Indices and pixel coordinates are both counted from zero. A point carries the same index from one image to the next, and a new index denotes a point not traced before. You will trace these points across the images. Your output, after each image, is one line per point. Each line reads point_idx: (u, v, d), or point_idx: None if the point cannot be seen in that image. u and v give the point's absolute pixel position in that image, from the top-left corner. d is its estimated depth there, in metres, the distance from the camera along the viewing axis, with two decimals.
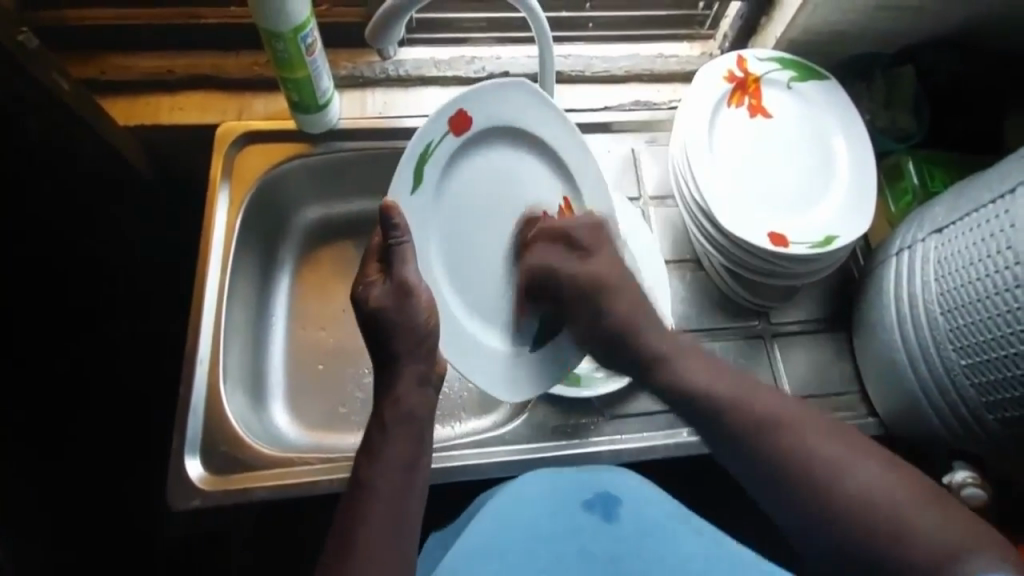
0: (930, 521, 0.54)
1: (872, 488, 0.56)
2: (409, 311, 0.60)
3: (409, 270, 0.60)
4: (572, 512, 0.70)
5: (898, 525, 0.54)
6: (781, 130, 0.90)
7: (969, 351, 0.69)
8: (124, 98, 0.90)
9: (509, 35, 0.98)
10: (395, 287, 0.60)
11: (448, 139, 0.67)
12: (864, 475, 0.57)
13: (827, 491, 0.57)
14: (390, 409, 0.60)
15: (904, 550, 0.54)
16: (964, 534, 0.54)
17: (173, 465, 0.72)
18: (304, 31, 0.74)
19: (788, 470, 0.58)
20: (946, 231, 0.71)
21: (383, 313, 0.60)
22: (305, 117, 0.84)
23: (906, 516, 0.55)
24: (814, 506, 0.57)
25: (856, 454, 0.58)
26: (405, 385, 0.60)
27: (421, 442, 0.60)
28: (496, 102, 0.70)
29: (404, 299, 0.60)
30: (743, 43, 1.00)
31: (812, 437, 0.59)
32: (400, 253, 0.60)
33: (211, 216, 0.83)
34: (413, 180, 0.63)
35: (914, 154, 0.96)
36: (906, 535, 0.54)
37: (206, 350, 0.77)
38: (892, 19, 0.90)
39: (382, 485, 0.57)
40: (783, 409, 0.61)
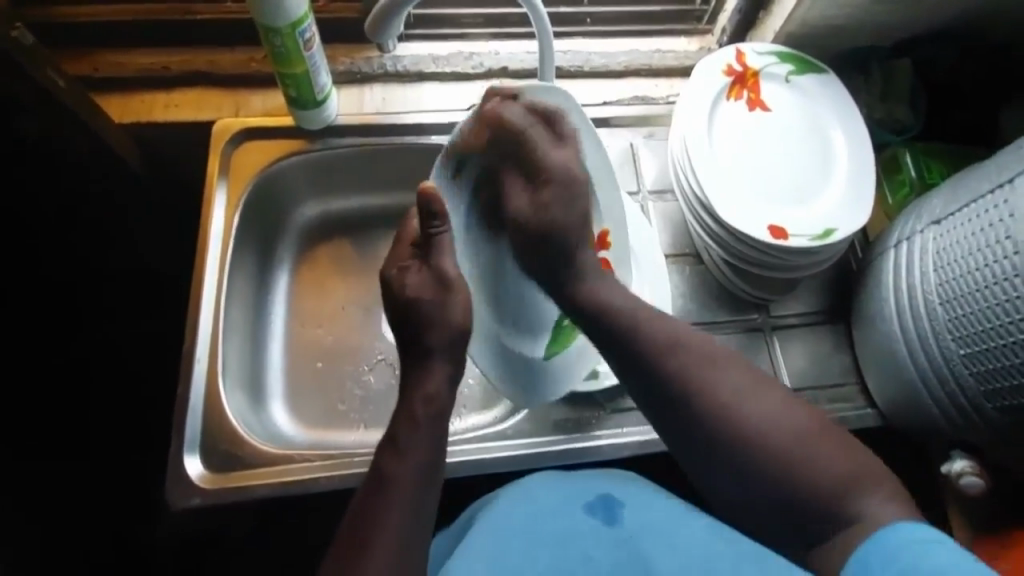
0: (826, 458, 0.59)
1: (776, 426, 0.60)
2: (444, 304, 0.62)
3: (446, 259, 0.62)
4: (574, 513, 0.67)
5: (800, 473, 0.58)
6: (780, 124, 0.89)
7: (969, 341, 0.69)
8: (120, 95, 0.90)
9: (507, 30, 0.98)
10: (432, 274, 0.63)
11: (497, 139, 0.66)
12: (767, 412, 0.60)
13: (733, 437, 0.60)
14: (422, 405, 0.60)
15: (802, 484, 0.58)
16: (852, 468, 0.59)
17: (173, 464, 0.72)
18: (302, 27, 0.73)
19: (701, 411, 0.61)
20: (944, 222, 0.71)
21: (421, 301, 0.62)
22: (303, 113, 0.84)
23: (809, 454, 0.59)
24: (721, 450, 0.60)
25: (764, 392, 0.62)
26: (434, 382, 0.61)
27: (443, 438, 0.61)
28: (553, 116, 0.69)
29: (441, 293, 0.62)
30: (741, 38, 1.00)
31: (723, 375, 0.62)
32: (438, 241, 0.62)
33: (209, 213, 0.83)
34: (455, 166, 0.65)
35: (912, 147, 0.96)
36: (805, 469, 0.58)
37: (205, 347, 0.77)
38: (888, 13, 0.90)
39: (405, 483, 0.57)
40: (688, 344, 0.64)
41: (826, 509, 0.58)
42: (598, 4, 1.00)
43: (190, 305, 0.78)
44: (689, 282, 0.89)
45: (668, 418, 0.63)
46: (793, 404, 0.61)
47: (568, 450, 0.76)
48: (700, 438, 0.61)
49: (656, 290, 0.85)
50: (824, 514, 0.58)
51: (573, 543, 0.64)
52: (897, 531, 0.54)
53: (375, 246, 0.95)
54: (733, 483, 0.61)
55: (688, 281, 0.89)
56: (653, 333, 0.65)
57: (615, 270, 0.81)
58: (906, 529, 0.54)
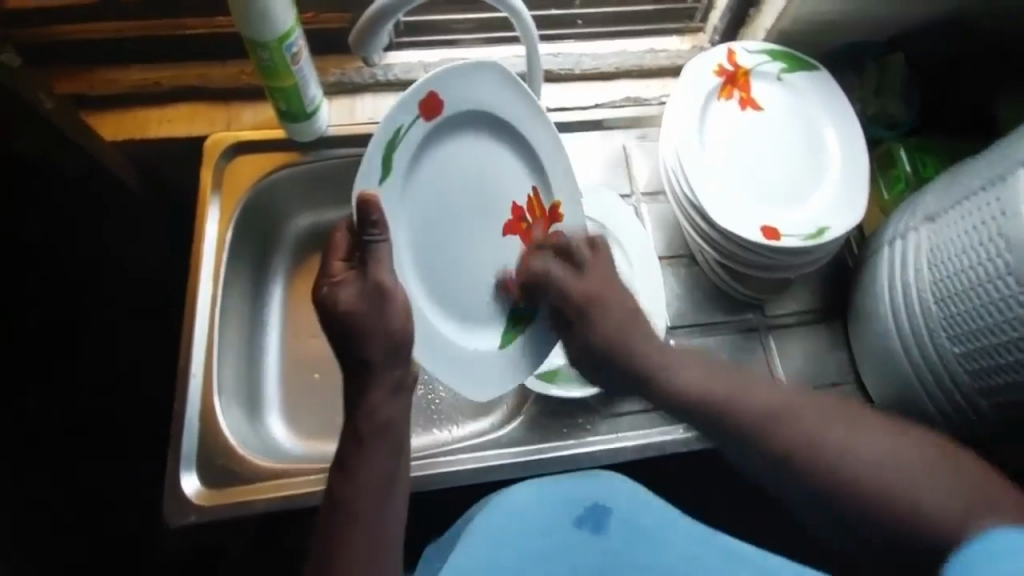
0: (934, 490, 0.53)
1: (881, 467, 0.55)
2: (383, 316, 0.58)
3: (384, 271, 0.58)
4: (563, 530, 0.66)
5: (902, 504, 0.53)
6: (773, 123, 0.89)
7: (962, 339, 0.69)
8: (114, 112, 0.90)
9: (498, 35, 0.98)
10: (369, 287, 0.58)
11: (418, 125, 0.64)
12: (877, 450, 0.56)
13: (832, 471, 0.56)
14: (364, 422, 0.59)
15: (907, 517, 0.53)
16: (971, 497, 0.52)
17: (170, 481, 0.72)
18: (289, 40, 0.74)
19: (791, 450, 0.58)
20: (938, 219, 0.71)
21: (356, 317, 0.58)
22: (293, 126, 0.84)
23: (915, 490, 0.53)
24: (813, 479, 0.57)
25: (865, 429, 0.58)
26: (377, 396, 0.60)
27: (395, 452, 0.60)
28: (466, 87, 0.68)
29: (379, 301, 0.58)
30: (732, 36, 0.99)
31: (810, 407, 0.60)
32: (377, 251, 0.58)
33: (203, 227, 0.83)
34: (384, 167, 0.60)
35: (905, 142, 0.96)
36: (918, 509, 0.53)
37: (200, 363, 0.77)
38: (880, 8, 0.89)
39: (364, 502, 0.57)
40: (786, 402, 0.61)
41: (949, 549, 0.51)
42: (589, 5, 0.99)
43: (185, 323, 0.78)
44: (683, 284, 0.89)
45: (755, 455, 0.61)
46: (901, 437, 0.57)
47: (566, 457, 0.76)
48: (798, 471, 0.58)
49: (648, 294, 0.85)
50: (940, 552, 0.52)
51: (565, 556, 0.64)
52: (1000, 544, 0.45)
53: None
54: (832, 515, 0.57)
55: (682, 283, 0.89)
56: (735, 394, 0.63)
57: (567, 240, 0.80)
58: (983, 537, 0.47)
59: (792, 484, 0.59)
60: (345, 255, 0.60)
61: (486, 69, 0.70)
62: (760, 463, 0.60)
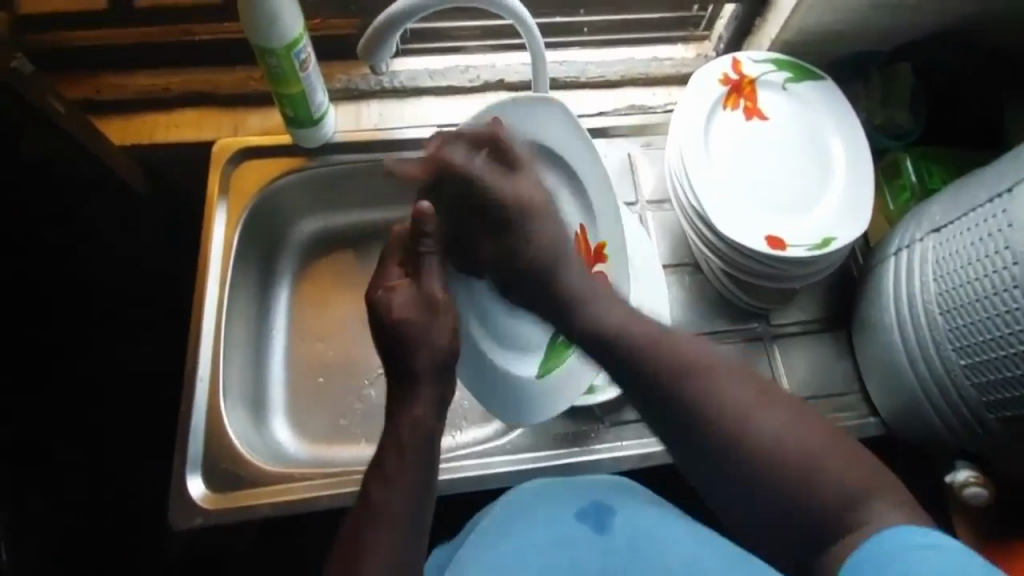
0: (834, 470, 0.52)
1: (784, 439, 0.53)
2: (430, 326, 0.60)
3: (436, 281, 0.62)
4: (564, 523, 0.68)
5: (807, 485, 0.52)
6: (778, 133, 0.90)
7: (968, 351, 0.68)
8: (120, 117, 0.91)
9: (503, 42, 0.99)
10: (421, 297, 0.61)
11: None
12: (774, 421, 0.54)
13: (747, 445, 0.53)
14: (409, 431, 0.58)
15: (810, 497, 0.52)
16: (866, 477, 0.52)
17: (176, 485, 0.72)
18: (297, 48, 0.74)
19: (701, 419, 0.55)
20: (944, 230, 0.71)
21: (404, 323, 0.60)
22: (300, 132, 0.85)
23: (816, 461, 0.52)
24: (711, 448, 0.54)
25: (767, 402, 0.55)
26: (422, 407, 0.59)
27: (431, 463, 0.59)
28: (531, 119, 0.67)
29: (431, 311, 0.61)
30: (738, 45, 1.00)
31: (720, 371, 0.56)
32: (428, 262, 0.62)
33: (210, 231, 0.84)
34: (442, 183, 0.64)
35: (911, 151, 0.96)
36: (813, 481, 0.52)
37: (206, 367, 0.77)
38: (884, 18, 0.90)
39: (394, 517, 0.56)
40: (696, 345, 0.58)
41: (830, 529, 0.52)
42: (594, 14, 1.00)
43: (192, 327, 0.79)
44: (687, 293, 0.89)
45: (659, 420, 0.57)
46: (798, 412, 0.55)
47: (570, 464, 0.76)
48: (697, 435, 0.55)
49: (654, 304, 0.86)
50: (830, 526, 0.52)
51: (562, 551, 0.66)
52: (909, 534, 0.49)
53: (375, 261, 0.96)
54: (722, 485, 0.55)
55: (686, 293, 0.89)
56: (641, 336, 0.59)
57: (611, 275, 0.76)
58: (900, 532, 0.50)
59: (688, 453, 0.56)
60: (400, 260, 0.63)
61: (547, 106, 0.68)
62: (661, 424, 0.57)
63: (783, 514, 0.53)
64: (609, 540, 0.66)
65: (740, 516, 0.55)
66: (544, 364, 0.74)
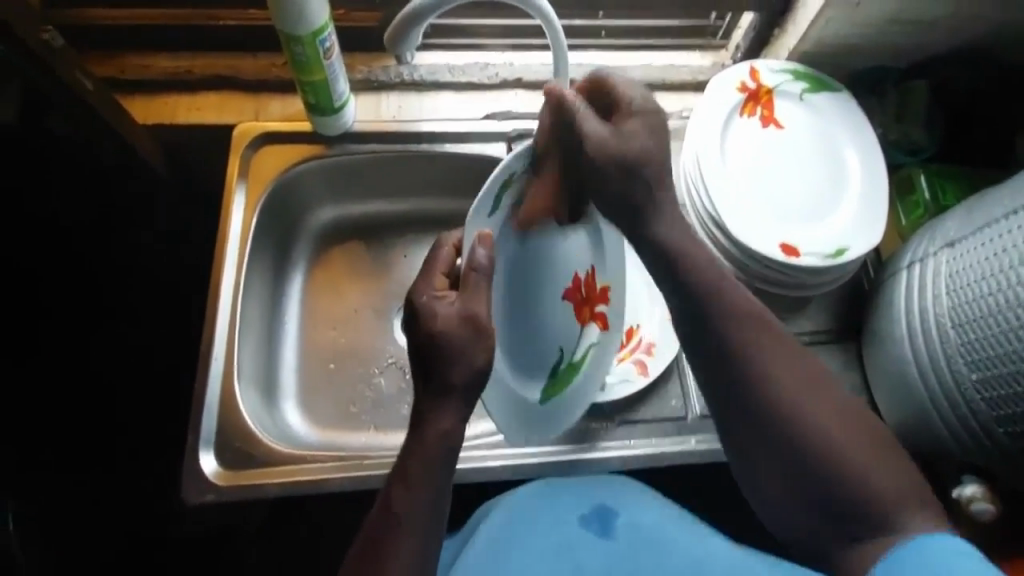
0: (876, 472, 0.56)
1: (836, 437, 0.57)
2: (471, 348, 0.57)
3: (482, 305, 0.58)
4: (569, 525, 0.74)
5: (851, 484, 0.56)
6: (794, 142, 0.90)
7: (980, 365, 0.69)
8: (143, 98, 0.91)
9: (522, 41, 0.99)
10: (465, 316, 0.58)
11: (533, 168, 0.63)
12: (827, 417, 0.58)
13: (805, 441, 0.57)
14: (431, 440, 0.57)
15: (852, 496, 0.56)
16: (903, 484, 0.57)
17: (188, 461, 0.72)
18: (322, 35, 0.75)
19: (763, 403, 0.58)
20: (958, 245, 0.72)
21: (444, 340, 0.57)
22: (321, 119, 0.86)
23: (863, 469, 0.57)
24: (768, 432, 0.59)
25: (826, 399, 0.59)
26: (437, 417, 0.58)
27: (450, 469, 0.58)
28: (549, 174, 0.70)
29: (474, 331, 0.58)
30: (756, 55, 1.01)
31: (781, 357, 0.59)
32: (478, 282, 0.58)
33: (229, 213, 0.85)
34: (493, 203, 0.61)
35: (926, 168, 0.96)
36: (860, 480, 0.56)
37: (221, 346, 0.78)
38: (900, 32, 0.91)
39: (413, 521, 0.56)
40: (768, 323, 0.61)
41: (870, 525, 0.56)
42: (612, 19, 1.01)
43: (207, 308, 0.79)
44: None
45: (721, 394, 0.61)
46: (850, 410, 0.59)
47: (578, 460, 0.76)
48: (765, 428, 0.59)
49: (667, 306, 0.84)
50: (872, 525, 0.56)
51: (567, 555, 0.72)
52: (941, 542, 0.54)
53: (387, 252, 0.96)
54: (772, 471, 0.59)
55: None
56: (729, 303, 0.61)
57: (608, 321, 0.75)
58: (937, 540, 0.54)
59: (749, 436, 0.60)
60: (447, 272, 0.63)
61: None
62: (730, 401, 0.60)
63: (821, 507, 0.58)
64: (611, 544, 0.73)
65: (773, 505, 0.61)
66: (547, 389, 0.74)
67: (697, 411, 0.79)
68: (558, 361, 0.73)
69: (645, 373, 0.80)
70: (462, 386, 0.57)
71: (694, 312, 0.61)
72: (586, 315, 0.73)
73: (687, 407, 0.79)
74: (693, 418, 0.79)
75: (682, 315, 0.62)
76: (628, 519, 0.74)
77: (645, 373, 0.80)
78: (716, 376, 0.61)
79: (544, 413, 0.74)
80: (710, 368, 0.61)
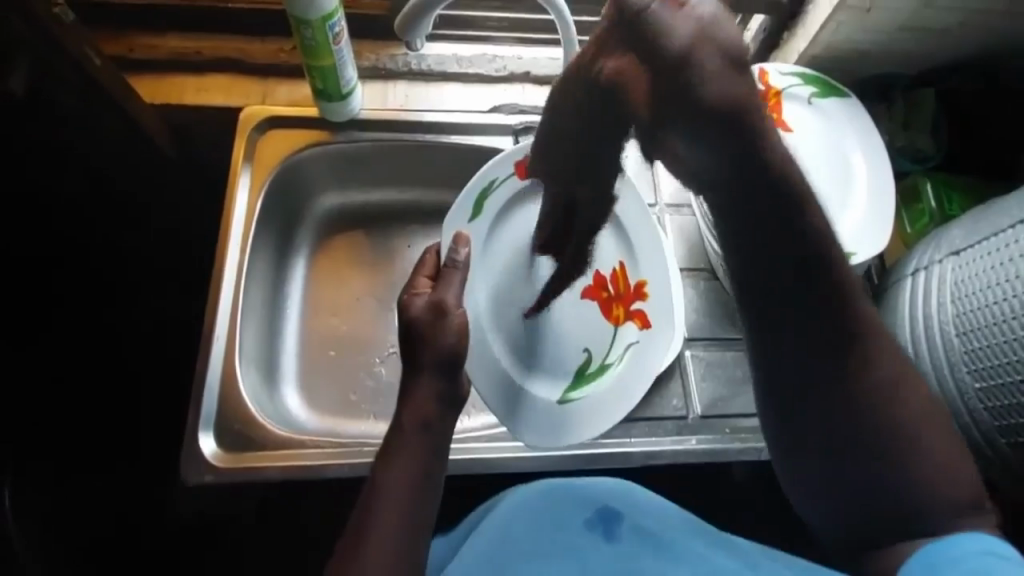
0: (934, 467, 0.55)
1: (901, 428, 0.55)
2: (439, 329, 0.63)
3: (450, 291, 0.66)
4: (572, 527, 0.67)
5: (909, 479, 0.55)
6: (801, 145, 0.90)
7: (984, 374, 0.69)
8: (149, 77, 0.90)
9: (530, 36, 0.99)
10: (434, 303, 0.65)
11: (512, 181, 0.78)
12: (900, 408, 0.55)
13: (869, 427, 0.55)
14: (409, 415, 0.60)
15: (908, 492, 0.55)
16: (960, 483, 0.55)
17: (188, 441, 0.72)
18: (332, 20, 0.74)
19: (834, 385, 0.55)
20: (964, 253, 0.72)
21: (415, 324, 0.64)
22: (328, 105, 0.85)
23: (921, 466, 0.54)
24: (840, 390, 0.55)
25: (902, 388, 0.56)
26: (416, 395, 0.61)
27: (430, 439, 0.60)
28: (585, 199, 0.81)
29: (439, 316, 0.64)
30: (764, 57, 1.01)
31: (862, 339, 0.55)
32: (449, 276, 0.67)
33: (234, 195, 0.84)
34: (472, 210, 0.78)
35: (932, 176, 0.96)
36: (917, 475, 0.54)
37: (224, 328, 0.78)
38: (910, 40, 0.91)
39: (398, 492, 0.56)
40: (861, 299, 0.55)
41: (921, 523, 0.54)
42: None
43: (210, 290, 0.79)
44: (702, 297, 0.87)
45: (783, 369, 0.57)
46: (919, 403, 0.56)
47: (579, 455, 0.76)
48: (828, 410, 0.56)
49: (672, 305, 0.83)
50: (921, 523, 0.55)
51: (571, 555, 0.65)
52: (983, 542, 0.52)
53: (390, 241, 0.96)
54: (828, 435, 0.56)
55: (701, 297, 0.87)
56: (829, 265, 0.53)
57: (648, 320, 0.79)
58: (986, 544, 0.52)
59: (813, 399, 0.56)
60: (430, 274, 0.70)
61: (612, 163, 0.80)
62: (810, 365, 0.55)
63: (875, 483, 0.56)
64: (618, 547, 0.65)
65: (815, 490, 0.59)
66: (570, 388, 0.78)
67: (697, 411, 0.79)
68: (585, 361, 0.79)
69: None
70: (432, 364, 0.62)
71: (788, 269, 0.52)
72: (616, 314, 0.80)
73: (688, 406, 0.80)
74: (694, 418, 0.79)
75: (774, 268, 0.53)
76: (636, 518, 0.67)
77: None
78: (784, 349, 0.56)
79: (563, 411, 0.77)
80: (780, 341, 0.56)
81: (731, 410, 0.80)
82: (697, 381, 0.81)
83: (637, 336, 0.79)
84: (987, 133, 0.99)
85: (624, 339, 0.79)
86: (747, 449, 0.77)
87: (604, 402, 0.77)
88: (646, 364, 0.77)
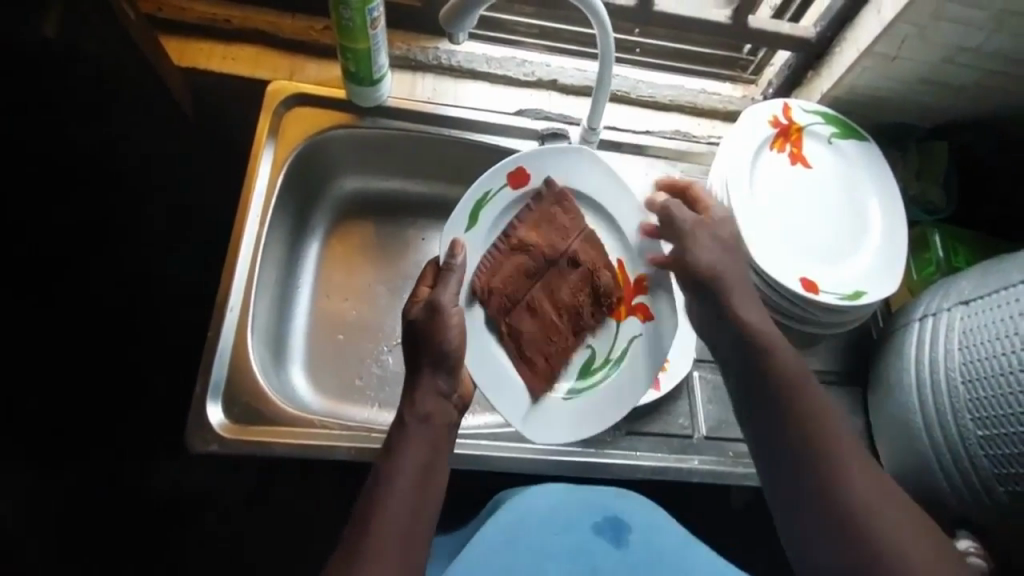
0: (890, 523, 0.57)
1: (867, 492, 0.58)
2: (439, 331, 0.64)
3: (444, 294, 0.66)
4: (582, 532, 0.72)
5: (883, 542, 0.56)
6: (820, 181, 0.91)
7: (987, 423, 0.69)
8: (179, 39, 0.89)
9: (559, 46, 0.99)
10: (431, 306, 0.65)
11: (506, 191, 0.78)
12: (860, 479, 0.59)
13: (841, 487, 0.58)
14: (410, 411, 0.61)
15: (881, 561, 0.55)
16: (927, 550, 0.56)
17: (194, 408, 0.71)
18: (371, 5, 0.73)
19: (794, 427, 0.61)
20: (972, 304, 0.73)
21: (414, 325, 0.65)
22: (357, 89, 0.85)
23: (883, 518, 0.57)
24: (802, 458, 0.60)
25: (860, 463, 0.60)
26: (422, 393, 0.62)
27: (435, 448, 0.60)
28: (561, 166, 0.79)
29: (435, 316, 0.65)
30: (786, 93, 1.02)
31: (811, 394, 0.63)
32: (447, 277, 0.68)
33: (255, 168, 0.83)
34: (467, 220, 0.76)
35: (941, 228, 0.97)
36: (881, 535, 0.56)
37: (237, 299, 0.77)
38: (929, 92, 0.92)
39: (406, 479, 0.57)
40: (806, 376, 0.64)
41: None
42: (648, 36, 1.02)
43: (226, 259, 0.78)
44: None
45: (751, 416, 0.64)
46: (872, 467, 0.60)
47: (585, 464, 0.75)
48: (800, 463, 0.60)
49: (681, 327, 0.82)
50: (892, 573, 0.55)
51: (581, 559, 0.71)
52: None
53: (404, 232, 0.95)
54: (771, 425, 0.62)
55: None
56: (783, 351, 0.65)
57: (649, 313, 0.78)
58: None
59: (756, 401, 0.64)
60: (432, 283, 0.70)
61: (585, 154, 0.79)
62: (740, 382, 0.65)
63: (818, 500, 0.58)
64: (628, 554, 0.72)
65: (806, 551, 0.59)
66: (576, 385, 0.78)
67: (703, 432, 0.79)
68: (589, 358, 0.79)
69: (658, 388, 0.79)
70: (432, 358, 0.63)
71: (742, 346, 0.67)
72: (619, 310, 0.79)
73: (694, 426, 0.80)
74: (699, 438, 0.79)
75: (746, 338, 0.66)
76: (644, 530, 0.73)
77: (658, 389, 0.79)
78: (747, 401, 0.65)
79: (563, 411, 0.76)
80: (746, 390, 0.65)
81: (734, 434, 0.80)
82: (704, 403, 0.81)
83: (640, 330, 0.78)
84: (997, 194, 1.01)
85: (626, 334, 0.79)
86: (749, 474, 0.78)
87: (613, 397, 0.76)
88: (650, 362, 0.76)
